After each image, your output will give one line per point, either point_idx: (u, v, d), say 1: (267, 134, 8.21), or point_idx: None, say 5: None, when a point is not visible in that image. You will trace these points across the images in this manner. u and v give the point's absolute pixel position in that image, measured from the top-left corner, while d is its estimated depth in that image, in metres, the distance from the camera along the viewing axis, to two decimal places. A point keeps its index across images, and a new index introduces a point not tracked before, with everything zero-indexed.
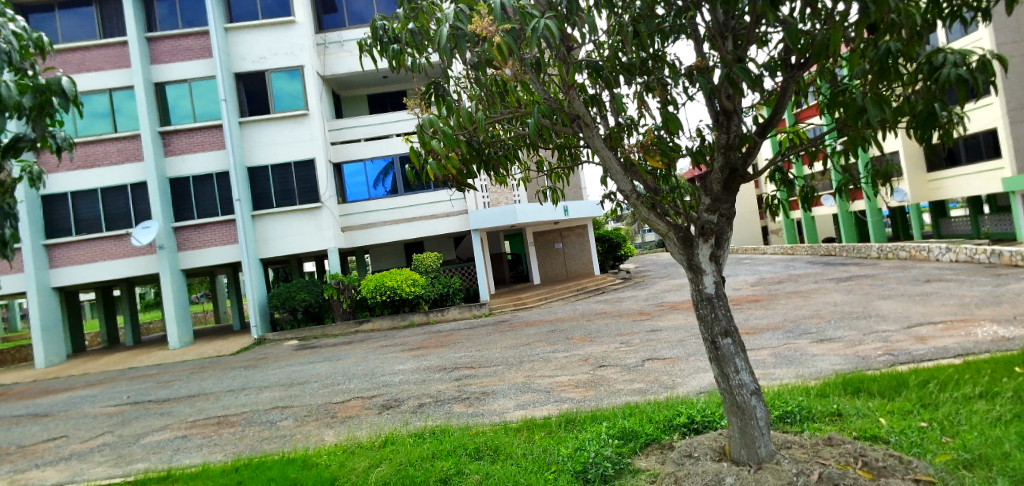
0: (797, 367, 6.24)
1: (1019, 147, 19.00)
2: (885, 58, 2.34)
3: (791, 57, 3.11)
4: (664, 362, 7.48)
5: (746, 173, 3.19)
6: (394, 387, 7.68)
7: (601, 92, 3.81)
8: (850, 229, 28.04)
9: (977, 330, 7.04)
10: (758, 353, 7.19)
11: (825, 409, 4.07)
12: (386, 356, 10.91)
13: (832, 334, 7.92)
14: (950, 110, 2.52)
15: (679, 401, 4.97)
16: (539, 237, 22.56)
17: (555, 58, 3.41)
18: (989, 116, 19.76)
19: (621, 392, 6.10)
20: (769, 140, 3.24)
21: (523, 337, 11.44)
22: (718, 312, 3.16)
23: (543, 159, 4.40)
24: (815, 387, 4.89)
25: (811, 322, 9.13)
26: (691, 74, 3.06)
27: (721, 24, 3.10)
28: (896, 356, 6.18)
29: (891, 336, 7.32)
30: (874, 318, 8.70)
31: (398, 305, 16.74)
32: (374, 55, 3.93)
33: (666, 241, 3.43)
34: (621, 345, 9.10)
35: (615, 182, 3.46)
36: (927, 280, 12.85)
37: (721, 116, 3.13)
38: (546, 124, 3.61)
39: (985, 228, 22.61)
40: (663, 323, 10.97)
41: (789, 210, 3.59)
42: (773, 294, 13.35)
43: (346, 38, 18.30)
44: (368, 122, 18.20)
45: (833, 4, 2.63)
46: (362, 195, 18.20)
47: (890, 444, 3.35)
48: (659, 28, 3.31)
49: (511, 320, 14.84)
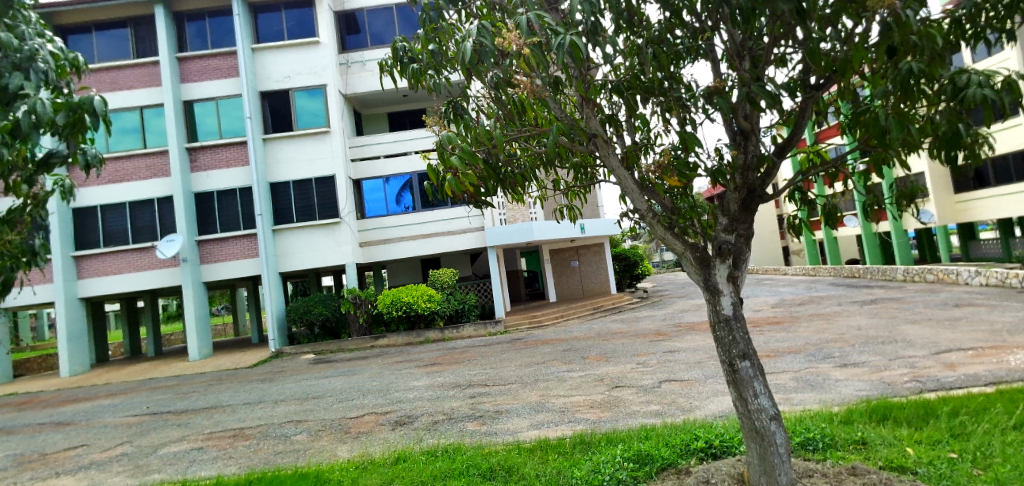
0: (819, 392, 6.09)
1: None
2: (908, 78, 2.39)
3: (810, 78, 3.14)
4: (681, 383, 7.37)
5: (765, 194, 3.15)
6: (407, 404, 7.67)
7: (618, 112, 3.85)
8: (874, 250, 27.35)
9: (1009, 358, 6.78)
10: (779, 376, 7.04)
11: (848, 437, 3.93)
12: (401, 372, 10.93)
13: (856, 359, 7.69)
14: (975, 131, 2.50)
15: (698, 425, 4.82)
16: (555, 254, 22.52)
17: (573, 76, 3.48)
18: (1019, 136, 19.18)
19: (637, 414, 6.01)
20: (789, 160, 3.20)
21: (538, 356, 11.33)
22: (736, 335, 3.10)
23: (560, 178, 4.43)
24: (838, 413, 4.73)
25: (834, 345, 8.91)
26: (709, 95, 3.07)
27: (739, 44, 3.16)
28: (923, 382, 5.99)
29: (918, 362, 7.09)
30: (900, 343, 8.43)
31: (414, 321, 16.78)
32: (396, 73, 3.99)
33: (682, 261, 3.40)
34: (636, 366, 8.95)
35: (631, 201, 3.45)
36: (956, 304, 12.44)
37: (739, 136, 3.16)
38: (563, 143, 3.65)
39: (1017, 251, 21.84)
40: (681, 344, 10.80)
41: (810, 230, 3.53)
42: (794, 316, 13.07)
43: (368, 58, 18.65)
44: (387, 139, 18.49)
45: (855, 25, 2.64)
46: (380, 210, 18.42)
47: (918, 475, 3.21)
48: (677, 48, 3.36)
49: (527, 338, 14.78)
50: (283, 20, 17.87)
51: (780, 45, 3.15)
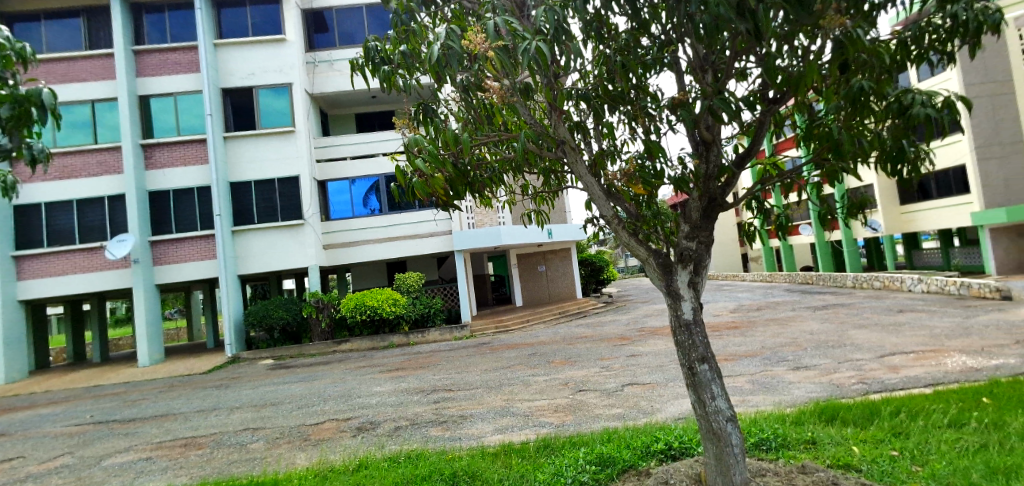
0: (773, 394, 6.31)
1: (987, 184, 19.54)
2: (858, 95, 2.54)
3: (768, 92, 3.28)
4: (643, 387, 7.51)
5: (725, 202, 3.27)
6: (370, 410, 7.55)
7: (586, 120, 3.91)
8: (827, 258, 28.54)
9: (947, 361, 7.20)
10: (736, 379, 7.26)
11: (799, 437, 4.09)
12: (363, 377, 10.75)
13: (808, 362, 8.01)
14: (918, 147, 2.68)
15: (658, 427, 4.94)
16: (522, 259, 22.62)
17: (542, 83, 3.53)
18: (958, 152, 20.39)
19: (599, 417, 6.09)
20: (748, 171, 3.32)
21: (504, 360, 11.34)
22: (696, 338, 3.19)
23: (529, 183, 4.47)
24: (790, 414, 4.92)
25: (787, 349, 9.25)
26: (674, 106, 3.16)
27: (702, 58, 3.29)
28: (869, 384, 6.29)
29: (864, 364, 7.44)
30: (849, 347, 8.84)
31: (378, 325, 16.53)
32: (365, 74, 3.94)
33: (646, 267, 3.47)
34: (601, 370, 9.08)
35: (597, 207, 3.52)
36: (900, 310, 13.11)
37: (701, 146, 3.28)
38: (531, 148, 3.69)
39: (956, 260, 23.14)
40: (643, 348, 11.01)
41: (767, 238, 3.68)
42: (751, 321, 13.51)
43: (337, 58, 18.31)
44: (354, 141, 18.22)
45: (810, 42, 2.77)
46: (346, 212, 18.13)
47: (862, 473, 3.38)
48: (643, 59, 3.47)
49: (493, 342, 14.78)
50: (248, 15, 17.38)
51: (740, 60, 3.28)
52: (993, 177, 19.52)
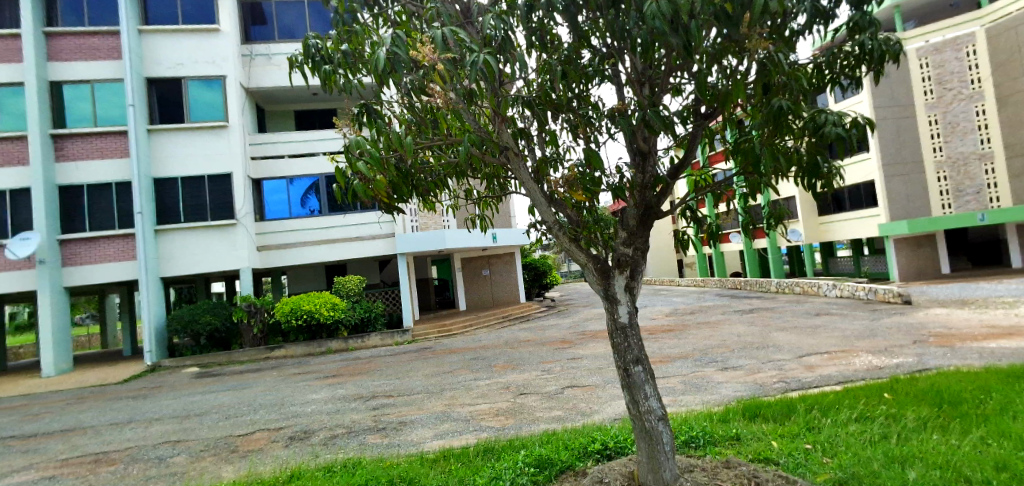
0: (702, 394, 6.62)
1: (893, 199, 21.32)
2: (779, 114, 2.75)
3: (700, 107, 3.48)
4: (582, 389, 7.68)
5: (660, 211, 3.42)
6: (304, 418, 7.28)
7: (530, 126, 3.98)
8: (754, 264, 30.28)
9: (856, 360, 7.82)
10: (669, 380, 7.55)
11: (725, 433, 4.32)
12: (298, 385, 10.34)
13: (735, 363, 8.48)
14: (830, 164, 2.93)
15: (595, 428, 5.08)
16: (466, 263, 22.52)
17: (487, 89, 3.56)
18: (867, 169, 22.24)
19: (539, 420, 6.17)
20: (681, 181, 3.49)
21: (445, 365, 11.26)
22: (631, 341, 3.32)
23: (472, 187, 4.48)
24: (717, 412, 5.19)
25: (716, 351, 9.73)
26: (613, 117, 3.28)
27: (640, 72, 3.43)
28: (788, 383, 6.73)
29: (785, 364, 7.96)
30: (771, 348, 9.43)
31: (315, 330, 15.96)
32: (304, 72, 3.81)
33: (585, 272, 3.56)
34: (541, 373, 9.19)
35: (539, 213, 3.58)
36: (817, 314, 14.12)
37: (638, 157, 3.42)
38: (475, 154, 3.71)
39: (865, 267, 25.15)
40: (583, 351, 11.25)
41: (698, 245, 3.88)
42: (684, 324, 14.11)
43: (276, 52, 17.69)
44: (293, 138, 17.57)
45: (738, 63, 2.96)
46: (282, 213, 17.44)
47: (780, 466, 3.62)
48: (585, 71, 3.57)
49: (434, 347, 14.64)
50: (177, 2, 16.35)
51: (675, 76, 3.45)
52: (898, 193, 21.32)
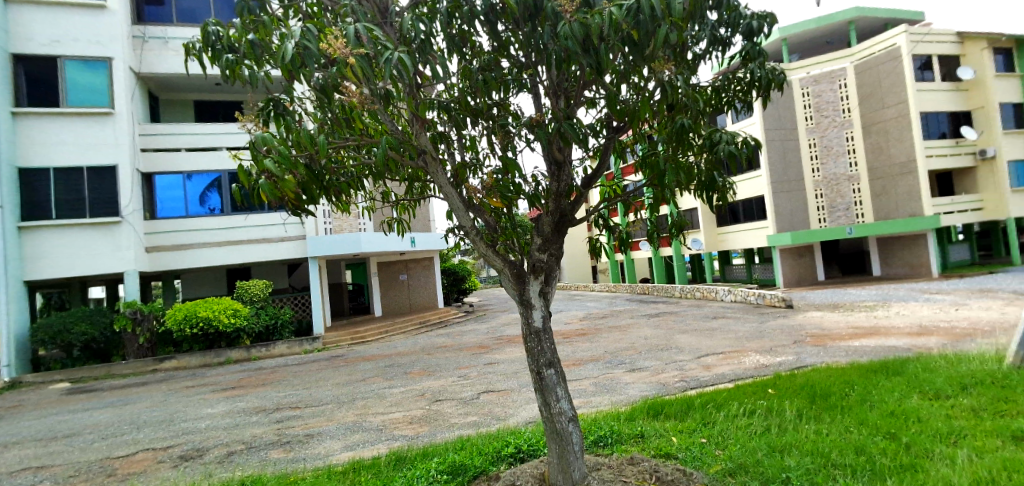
0: (611, 394, 6.91)
1: (779, 213, 23.49)
2: (681, 131, 2.98)
3: (612, 120, 3.66)
4: (498, 393, 7.74)
5: (575, 218, 3.55)
6: (197, 435, 6.71)
7: (449, 131, 3.96)
8: (661, 271, 32.13)
9: (746, 359, 8.54)
10: (581, 382, 7.81)
11: (631, 431, 4.54)
12: (191, 399, 9.52)
13: (642, 364, 8.94)
14: (725, 179, 3.20)
15: (508, 432, 5.14)
16: (382, 267, 21.94)
17: (404, 91, 3.51)
18: (757, 186, 24.31)
19: (454, 426, 6.13)
20: (594, 190, 3.65)
21: (358, 373, 10.88)
22: (544, 345, 3.40)
23: (389, 190, 4.39)
24: (624, 412, 5.44)
25: (626, 353, 10.22)
26: (529, 126, 3.37)
27: (557, 84, 3.55)
28: (689, 381, 7.21)
29: (685, 364, 8.51)
30: (674, 350, 10.06)
31: (212, 339, 14.75)
32: (203, 62, 3.55)
33: (501, 277, 3.61)
34: (457, 379, 9.16)
35: (457, 217, 3.58)
36: (714, 317, 15.25)
37: (554, 166, 3.53)
38: (392, 156, 3.64)
39: (756, 274, 27.54)
40: (500, 356, 11.35)
41: (610, 252, 4.07)
42: (597, 328, 14.67)
43: (173, 35, 16.27)
44: (192, 130, 16.27)
45: (646, 81, 3.16)
46: (178, 211, 16.06)
47: (678, 460, 3.87)
48: (504, 78, 3.63)
49: (346, 355, 14.09)
50: None
51: (590, 89, 3.61)
52: (783, 208, 23.52)
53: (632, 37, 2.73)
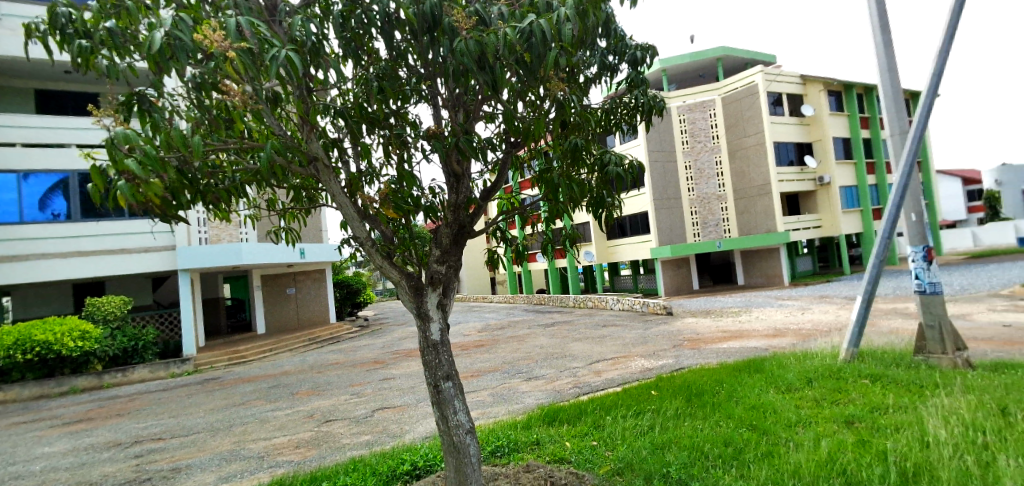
0: (507, 404, 7.04)
1: (661, 227, 25.49)
2: (573, 150, 3.18)
3: (509, 136, 3.79)
4: (393, 410, 7.54)
5: (472, 231, 3.61)
6: (32, 479, 5.77)
7: (343, 138, 3.85)
8: (557, 282, 33.33)
9: (632, 364, 9.14)
10: (478, 394, 7.86)
11: (527, 439, 4.67)
12: (26, 437, 8.16)
13: (537, 373, 9.20)
14: (612, 195, 3.46)
15: (404, 449, 5.04)
16: (268, 280, 20.47)
17: (295, 95, 3.35)
18: (642, 202, 26.21)
19: (346, 447, 5.88)
20: (492, 203, 3.73)
21: (237, 396, 10.02)
22: (442, 358, 3.40)
23: (277, 198, 4.15)
24: (521, 421, 5.57)
25: (522, 362, 10.45)
26: (428, 137, 3.38)
27: (455, 98, 3.60)
28: (580, 388, 7.56)
29: (578, 371, 8.91)
30: (567, 358, 10.47)
31: (54, 366, 12.77)
32: (49, 47, 3.11)
33: (398, 290, 3.56)
34: (350, 397, 8.79)
35: (351, 229, 3.48)
36: (604, 325, 16.12)
37: (452, 178, 3.57)
38: (279, 162, 3.45)
39: (641, 284, 29.55)
40: (396, 370, 11.06)
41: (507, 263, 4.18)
42: (495, 339, 14.83)
43: (10, 13, 14.04)
44: (33, 123, 14.12)
45: (540, 101, 3.32)
46: (11, 215, 13.79)
47: (571, 463, 4.05)
48: (401, 88, 3.61)
49: (224, 376, 12.91)
50: None
51: (487, 104, 3.71)
52: (664, 223, 25.57)
53: (526, 58, 2.86)
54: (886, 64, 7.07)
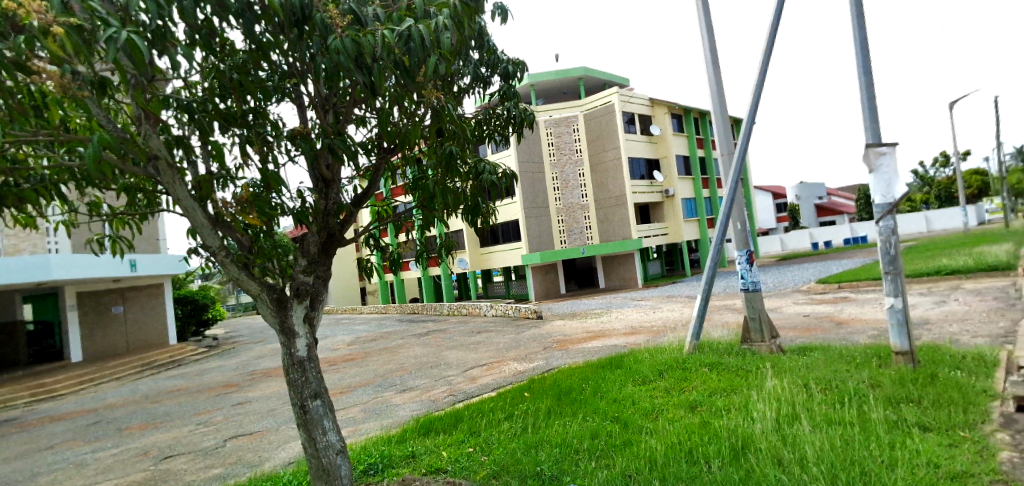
0: (380, 419, 6.78)
1: (530, 235, 26.60)
2: (450, 158, 3.21)
3: (382, 141, 3.69)
4: (249, 437, 6.85)
5: (344, 238, 3.45)
6: None
7: (191, 136, 3.44)
8: (429, 290, 32.99)
9: (505, 368, 9.36)
10: (348, 411, 7.47)
11: (401, 453, 4.54)
12: None
13: (411, 383, 9.00)
14: (487, 204, 3.55)
15: (264, 478, 4.61)
16: (88, 298, 17.46)
17: (131, 83, 2.93)
18: (513, 211, 27.08)
19: (192, 484, 5.22)
20: (364, 210, 3.60)
21: (45, 439, 8.35)
22: (309, 375, 3.20)
23: (103, 201, 3.56)
24: (394, 435, 5.40)
25: (395, 374, 10.15)
26: (294, 138, 3.17)
27: (323, 99, 3.44)
28: (455, 395, 7.55)
29: (453, 379, 8.89)
30: (442, 366, 10.39)
31: None
32: None
33: (257, 304, 3.27)
34: (196, 427, 7.81)
35: (202, 237, 3.12)
36: (478, 331, 16.29)
37: (321, 183, 3.38)
38: (109, 159, 2.97)
39: (513, 290, 30.40)
40: (253, 393, 10.07)
41: (380, 273, 4.06)
42: (366, 352, 14.20)
43: None
44: None
45: (416, 108, 3.30)
46: None
47: (448, 473, 4.03)
48: (262, 85, 3.33)
49: (25, 416, 10.68)
50: None
51: (359, 108, 3.59)
52: (533, 230, 26.70)
53: (404, 61, 2.82)
54: (717, 95, 8.16)
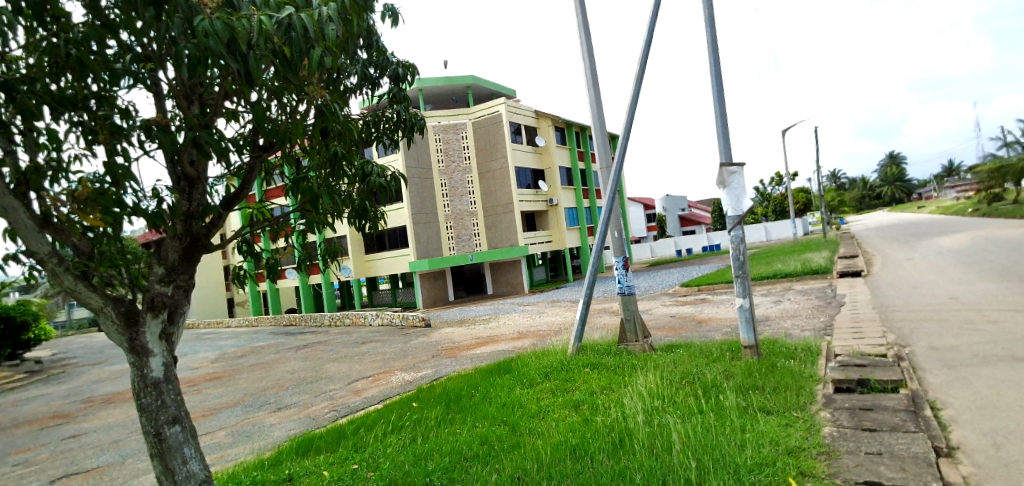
0: (252, 442, 6.21)
1: (418, 241, 26.20)
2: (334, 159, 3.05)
3: (257, 139, 3.39)
4: (85, 475, 5.89)
5: (210, 243, 3.10)
6: None
7: (10, 121, 2.87)
8: (308, 300, 30.99)
9: (392, 379, 9.08)
10: (213, 435, 6.74)
11: (277, 477, 4.20)
12: None
13: (288, 401, 8.37)
14: (375, 208, 3.44)
15: None
16: None
17: None
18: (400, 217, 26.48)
19: None
20: (236, 212, 3.28)
21: None
22: (166, 398, 2.90)
23: None
24: (268, 458, 4.98)
25: (270, 392, 9.37)
26: (149, 129, 2.78)
27: (186, 88, 3.08)
28: (338, 410, 7.16)
29: (335, 393, 8.43)
30: (323, 380, 9.80)
31: None
32: None
33: (100, 319, 2.85)
34: (13, 469, 6.54)
35: (25, 242, 2.63)
36: (363, 342, 15.62)
37: (183, 181, 3.01)
38: None
39: (400, 298, 29.63)
40: (91, 423, 8.68)
41: (254, 281, 3.72)
42: (234, 369, 12.94)
43: None
44: None
45: (297, 104, 3.08)
46: None
47: None
48: (109, 65, 2.88)
49: None
50: None
51: (230, 101, 3.27)
52: (420, 237, 26.31)
53: (284, 53, 2.61)
54: (595, 111, 8.71)
